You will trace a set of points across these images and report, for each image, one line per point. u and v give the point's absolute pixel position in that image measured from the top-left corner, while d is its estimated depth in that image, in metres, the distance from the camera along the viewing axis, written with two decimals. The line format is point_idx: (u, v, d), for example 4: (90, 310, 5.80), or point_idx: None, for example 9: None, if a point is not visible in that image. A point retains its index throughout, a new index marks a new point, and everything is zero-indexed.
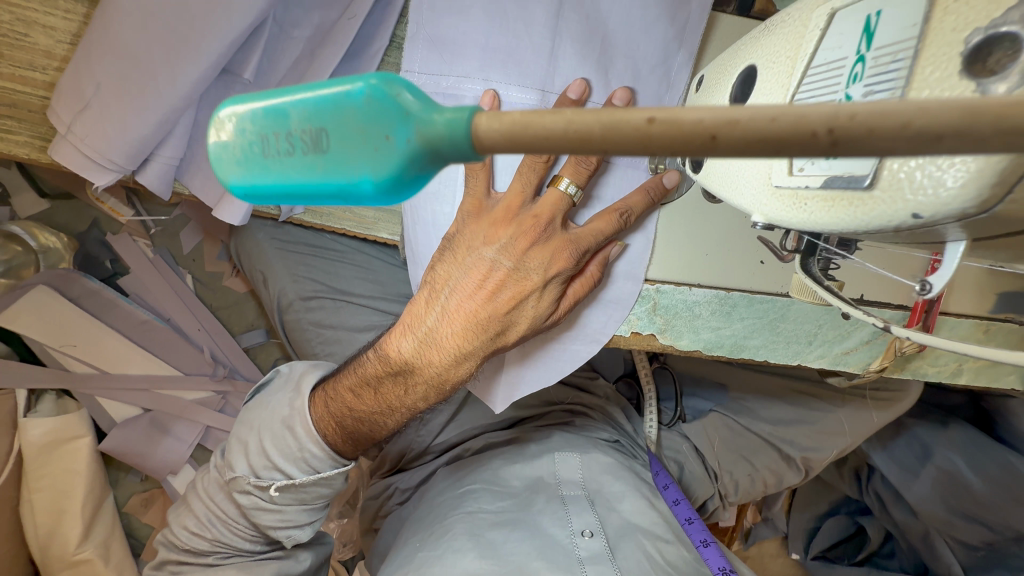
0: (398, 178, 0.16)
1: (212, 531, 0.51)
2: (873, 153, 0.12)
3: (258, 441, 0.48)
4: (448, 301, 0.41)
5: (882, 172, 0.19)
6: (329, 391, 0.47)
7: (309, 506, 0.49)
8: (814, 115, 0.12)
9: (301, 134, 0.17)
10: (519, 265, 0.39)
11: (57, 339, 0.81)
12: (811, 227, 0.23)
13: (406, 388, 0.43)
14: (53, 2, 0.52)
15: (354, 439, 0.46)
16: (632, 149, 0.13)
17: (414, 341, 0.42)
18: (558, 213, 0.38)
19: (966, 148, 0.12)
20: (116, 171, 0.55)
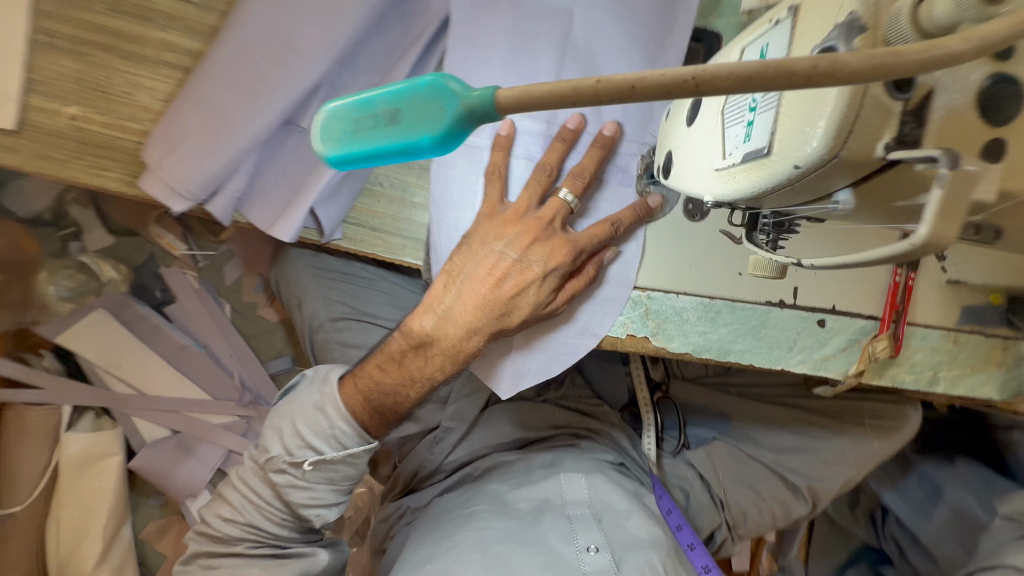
0: (447, 136, 0.25)
1: (245, 515, 0.56)
2: (713, 92, 0.20)
3: (291, 425, 0.54)
4: (462, 286, 0.50)
5: (774, 141, 0.26)
6: (359, 372, 0.54)
7: (336, 486, 0.56)
8: (686, 71, 0.20)
9: (384, 113, 0.26)
10: (523, 257, 0.49)
11: (105, 360, 0.88)
12: (744, 195, 0.30)
13: (425, 359, 0.52)
14: (156, 69, 0.65)
15: (377, 411, 0.54)
16: (588, 97, 0.22)
17: (434, 318, 0.51)
18: (559, 215, 0.50)
19: (767, 86, 0.19)
20: (190, 199, 0.66)
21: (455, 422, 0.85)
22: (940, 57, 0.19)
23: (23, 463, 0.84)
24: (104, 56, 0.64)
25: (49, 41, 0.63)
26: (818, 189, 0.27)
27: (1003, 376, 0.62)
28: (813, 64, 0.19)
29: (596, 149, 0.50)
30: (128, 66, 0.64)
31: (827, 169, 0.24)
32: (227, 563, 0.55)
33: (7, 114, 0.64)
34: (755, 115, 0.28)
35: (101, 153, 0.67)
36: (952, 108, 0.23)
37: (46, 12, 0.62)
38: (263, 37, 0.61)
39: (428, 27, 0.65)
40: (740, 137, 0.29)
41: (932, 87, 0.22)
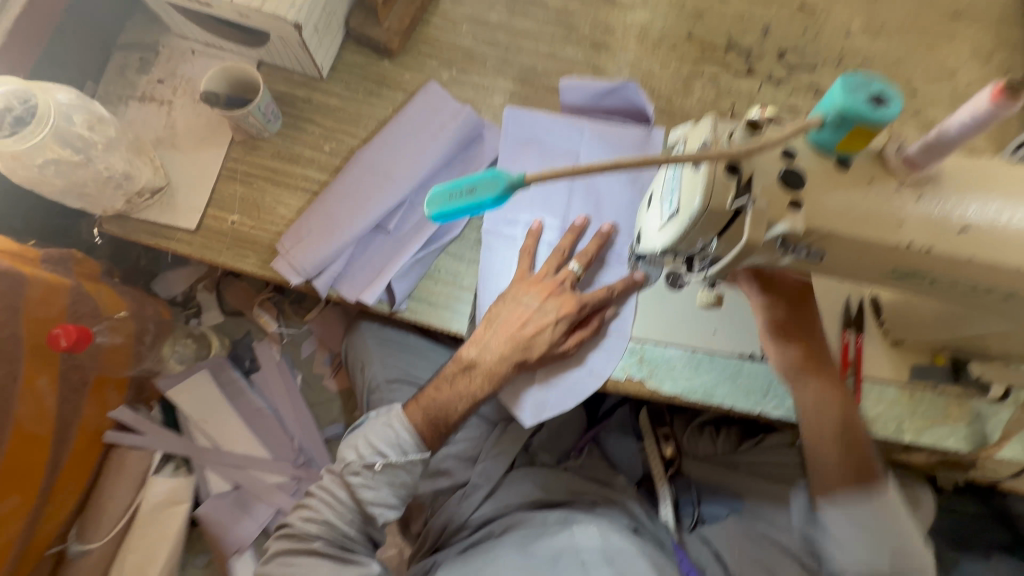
0: (501, 197, 0.47)
1: (323, 514, 0.71)
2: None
3: (365, 438, 0.73)
4: (499, 327, 0.71)
5: (681, 206, 0.47)
6: (424, 398, 0.74)
7: (394, 490, 0.72)
8: None
9: (467, 189, 0.47)
10: (541, 307, 0.70)
11: (198, 415, 1.07)
12: (674, 240, 0.49)
13: (469, 379, 0.72)
14: (296, 192, 0.96)
15: (432, 423, 0.73)
16: None
17: (477, 349, 0.71)
18: (569, 279, 0.71)
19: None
20: (303, 276, 0.90)
21: (483, 479, 0.95)
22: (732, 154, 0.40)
23: (111, 500, 0.98)
24: (263, 183, 0.96)
25: (229, 174, 0.96)
26: (713, 229, 0.46)
27: (964, 430, 0.72)
28: None
29: (597, 238, 0.72)
30: (279, 190, 0.96)
31: (707, 216, 0.44)
32: (305, 556, 0.68)
33: (192, 219, 0.94)
34: (673, 192, 0.48)
35: (246, 246, 0.93)
36: (767, 184, 0.43)
37: (234, 158, 0.97)
38: (372, 170, 0.94)
39: (480, 164, 0.95)
40: (667, 207, 0.50)
41: (752, 172, 0.43)
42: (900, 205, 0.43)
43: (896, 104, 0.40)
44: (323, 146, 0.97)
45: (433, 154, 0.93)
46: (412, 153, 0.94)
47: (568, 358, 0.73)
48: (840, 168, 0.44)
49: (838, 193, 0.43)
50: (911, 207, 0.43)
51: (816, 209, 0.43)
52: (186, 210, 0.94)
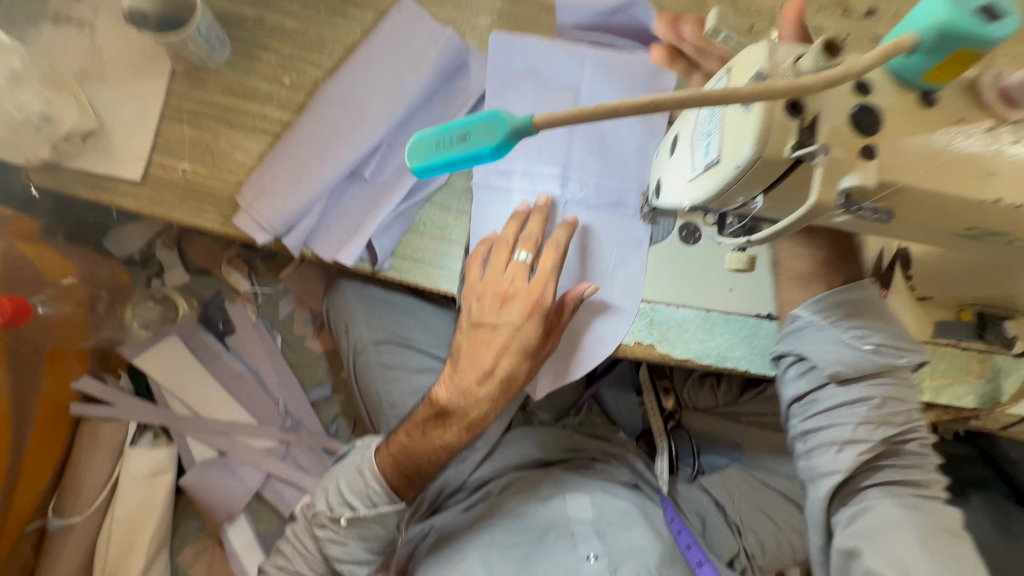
0: (500, 145, 0.36)
1: (296, 561, 0.79)
2: (663, 109, 0.31)
3: (335, 487, 0.77)
4: (462, 362, 0.69)
5: (723, 153, 0.38)
6: (394, 450, 0.73)
7: (363, 542, 0.76)
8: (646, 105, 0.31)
9: (459, 136, 0.38)
10: (501, 316, 0.66)
11: (172, 382, 1.00)
12: (709, 195, 0.41)
13: (443, 428, 0.71)
14: (254, 135, 0.83)
15: (402, 470, 0.72)
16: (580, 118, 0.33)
17: (448, 389, 0.70)
18: (517, 273, 0.64)
19: (695, 106, 0.31)
20: (271, 234, 0.80)
21: (481, 441, 0.90)
22: (801, 88, 0.31)
23: (89, 474, 0.93)
24: (215, 124, 0.83)
25: (174, 114, 0.83)
26: (761, 183, 0.37)
27: (982, 387, 0.69)
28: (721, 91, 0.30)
29: (536, 215, 0.65)
30: (234, 133, 0.83)
31: (757, 167, 0.35)
32: None
33: (136, 168, 0.81)
34: (711, 137, 0.39)
35: (203, 199, 0.82)
36: (836, 126, 0.34)
37: (177, 93, 0.83)
38: (341, 108, 0.81)
39: (467, 101, 0.83)
40: (702, 154, 0.41)
41: (819, 111, 0.34)
42: (993, 148, 0.35)
43: (1015, 18, 0.31)
44: (282, 78, 0.84)
45: (411, 89, 0.81)
46: (387, 88, 0.81)
47: (574, 346, 0.68)
48: (924, 104, 0.35)
49: (919, 137, 0.35)
50: (1005, 151, 0.35)
51: (892, 157, 0.35)
52: (129, 158, 0.81)
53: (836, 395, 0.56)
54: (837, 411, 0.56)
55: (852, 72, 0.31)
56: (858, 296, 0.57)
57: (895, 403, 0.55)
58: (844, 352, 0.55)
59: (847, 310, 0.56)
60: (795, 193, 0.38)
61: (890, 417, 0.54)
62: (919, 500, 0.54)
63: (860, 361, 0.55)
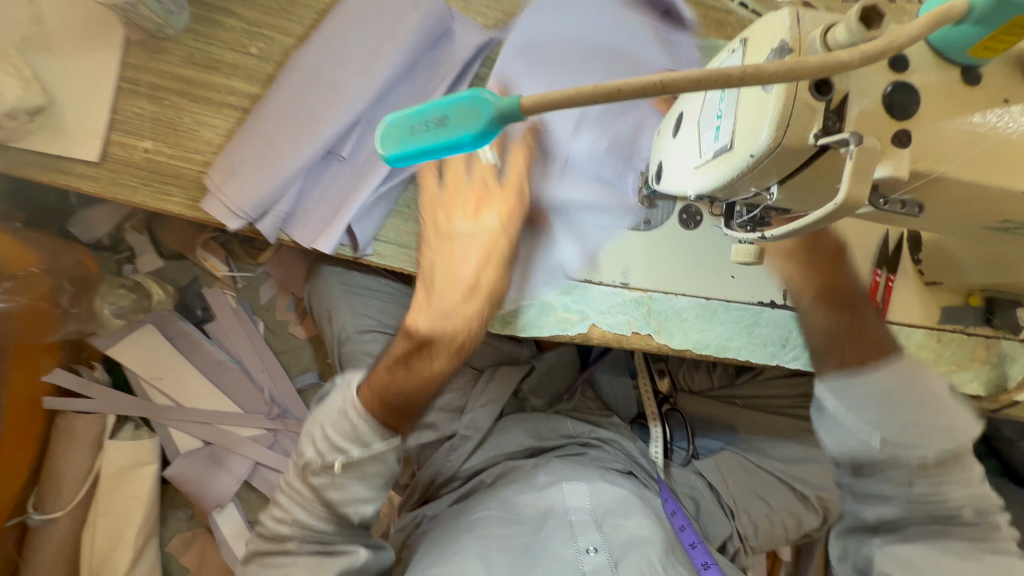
0: (483, 131, 0.32)
1: (292, 514, 0.61)
2: (673, 92, 0.26)
3: (321, 430, 0.60)
4: (442, 281, 0.61)
5: (735, 140, 0.33)
6: (379, 385, 0.60)
7: (368, 483, 0.60)
8: (651, 86, 0.26)
9: (436, 119, 0.33)
10: (475, 222, 0.59)
11: (150, 372, 0.96)
12: (718, 186, 0.36)
13: (429, 357, 0.63)
14: (220, 111, 0.77)
15: (393, 408, 0.60)
16: (573, 103, 0.28)
17: (427, 317, 0.62)
18: (486, 171, 0.59)
19: (711, 88, 0.26)
20: (244, 219, 0.75)
21: (471, 430, 0.89)
22: (836, 66, 0.26)
23: (68, 467, 0.90)
24: (177, 99, 0.76)
25: (131, 88, 0.76)
26: (777, 173, 0.33)
27: (988, 372, 0.67)
28: (741, 70, 0.25)
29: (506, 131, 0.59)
30: (199, 109, 0.77)
31: (774, 157, 0.31)
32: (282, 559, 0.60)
33: (92, 147, 0.75)
34: (721, 121, 0.35)
35: (169, 181, 0.76)
36: (865, 110, 0.30)
37: (132, 65, 0.76)
38: (314, 80, 0.75)
39: (451, 71, 0.77)
40: (711, 139, 0.36)
41: (847, 92, 0.30)
42: None
43: None
44: (248, 47, 0.77)
45: (389, 58, 0.74)
46: (363, 57, 0.74)
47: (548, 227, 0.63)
48: (966, 83, 0.31)
49: (959, 120, 0.31)
50: None
51: (928, 144, 0.31)
52: (83, 136, 0.75)
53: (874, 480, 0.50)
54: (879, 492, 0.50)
55: (894, 45, 0.26)
56: (880, 383, 0.49)
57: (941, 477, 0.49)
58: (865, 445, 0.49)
59: (870, 399, 0.49)
60: (815, 182, 0.34)
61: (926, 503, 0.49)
62: (975, 551, 0.48)
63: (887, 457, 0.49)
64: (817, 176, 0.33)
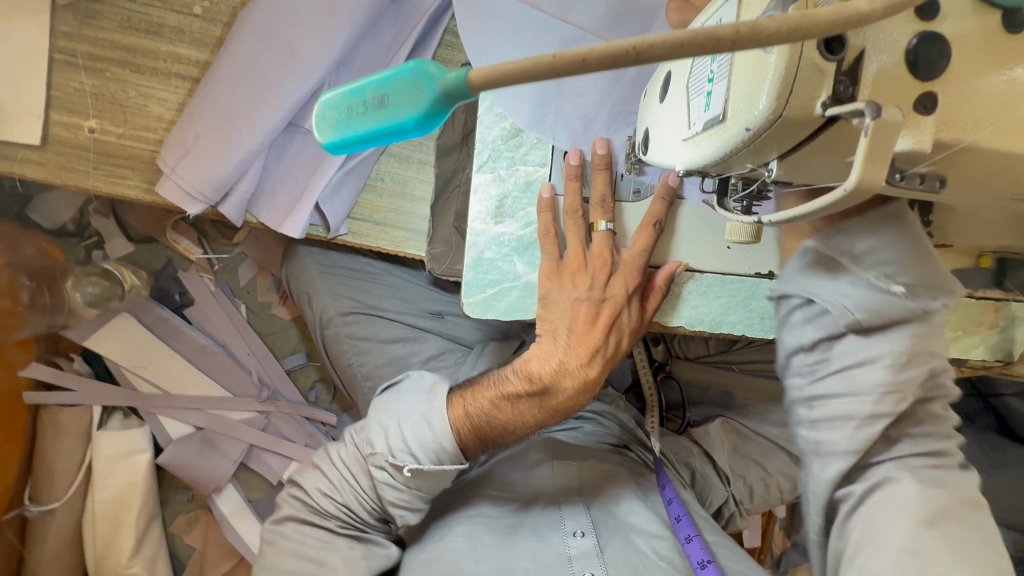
0: (429, 113, 0.27)
1: (342, 496, 0.62)
2: (650, 60, 0.21)
3: (397, 427, 0.58)
4: (568, 338, 0.56)
5: (728, 109, 0.28)
6: (481, 417, 0.57)
7: (420, 494, 0.59)
8: (623, 49, 0.21)
9: (374, 99, 0.28)
10: (604, 294, 0.56)
11: (132, 360, 0.94)
12: (708, 161, 0.32)
13: (541, 404, 0.57)
14: (168, 82, 0.70)
15: (485, 440, 0.58)
16: (530, 74, 0.23)
17: (549, 368, 0.56)
18: (606, 246, 0.56)
19: (695, 54, 0.21)
20: (204, 202, 0.70)
21: None
22: (853, 19, 0.20)
23: (59, 460, 0.89)
24: (119, 71, 0.69)
25: (67, 60, 0.69)
26: (774, 147, 0.28)
27: (995, 337, 0.64)
28: (734, 28, 0.20)
29: (602, 171, 0.56)
30: (145, 81, 0.70)
31: (774, 130, 0.27)
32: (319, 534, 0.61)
33: (32, 128, 0.69)
34: (712, 86, 0.30)
35: (121, 163, 0.70)
36: (884, 68, 0.25)
37: (65, 33, 0.68)
38: (264, 41, 0.67)
39: (418, 23, 0.71)
40: (702, 107, 0.31)
41: (864, 47, 0.25)
42: None
43: None
44: (192, 7, 0.69)
45: (348, 14, 0.67)
46: (317, 13, 0.66)
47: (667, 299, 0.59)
48: (1008, 28, 0.26)
49: (997, 74, 0.26)
50: None
51: (957, 106, 0.26)
52: (21, 117, 0.68)
53: (847, 346, 0.43)
54: (851, 372, 0.43)
55: None
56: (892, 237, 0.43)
57: (918, 363, 0.42)
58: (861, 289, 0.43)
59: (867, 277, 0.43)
60: (820, 155, 0.29)
61: (908, 383, 0.42)
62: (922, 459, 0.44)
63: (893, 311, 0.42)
64: (819, 151, 0.28)
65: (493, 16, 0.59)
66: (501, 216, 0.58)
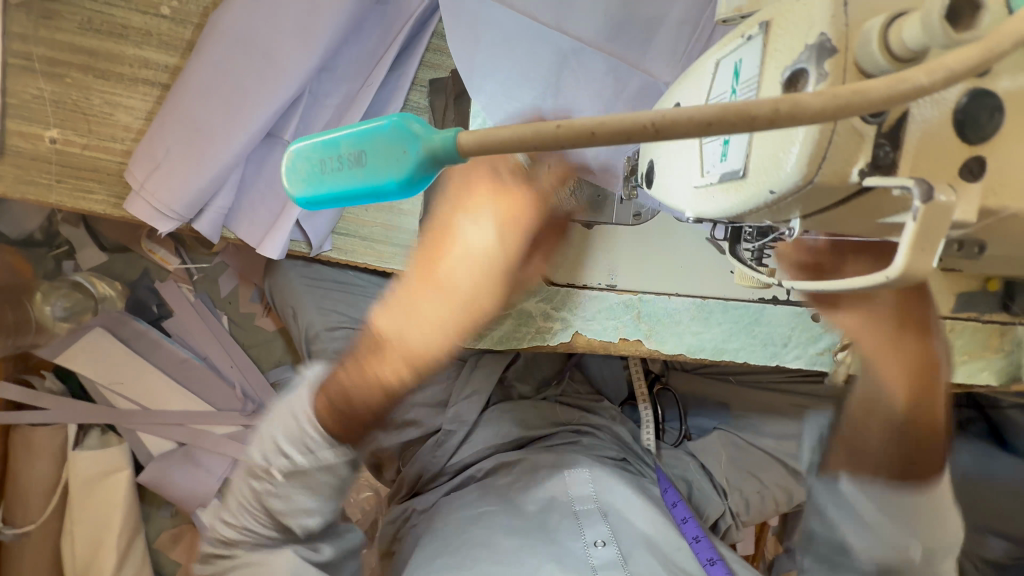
0: (412, 177, 0.23)
1: (240, 517, 0.54)
2: (672, 137, 0.18)
3: (270, 429, 0.52)
4: (415, 275, 0.44)
5: (750, 165, 0.25)
6: (331, 387, 0.48)
7: (312, 493, 0.52)
8: (641, 120, 0.18)
9: (349, 155, 0.24)
10: (470, 219, 0.41)
11: (107, 376, 0.90)
12: (723, 215, 0.29)
13: (380, 361, 0.46)
14: (136, 88, 0.65)
15: (345, 416, 0.48)
16: (532, 143, 0.20)
17: (392, 314, 0.45)
18: (503, 173, 0.41)
19: (727, 132, 0.18)
20: (176, 219, 0.65)
21: (457, 424, 0.85)
22: (909, 93, 0.17)
23: (33, 480, 0.86)
24: (81, 76, 0.64)
25: (23, 65, 0.63)
26: (797, 211, 0.26)
27: (1001, 361, 0.63)
28: (773, 106, 0.17)
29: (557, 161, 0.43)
30: (110, 87, 0.65)
31: (801, 195, 0.24)
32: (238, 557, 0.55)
33: None
34: (730, 135, 0.27)
35: (87, 176, 0.66)
36: (927, 128, 0.22)
37: (19, 35, 0.63)
38: (235, 44, 0.62)
39: (405, 26, 0.67)
40: (717, 156, 0.28)
41: (908, 107, 0.22)
42: None
43: None
44: (159, 7, 0.64)
45: (329, 17, 0.62)
46: (295, 15, 0.62)
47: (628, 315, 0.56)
48: None
49: None
50: None
51: (1007, 170, 0.23)
52: None
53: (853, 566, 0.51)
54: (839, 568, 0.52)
55: (997, 51, 0.18)
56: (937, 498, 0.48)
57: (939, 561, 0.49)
58: (877, 544, 0.50)
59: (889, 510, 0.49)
60: (851, 220, 0.26)
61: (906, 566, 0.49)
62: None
63: (903, 563, 0.49)
64: (848, 217, 0.26)
65: (487, 25, 0.55)
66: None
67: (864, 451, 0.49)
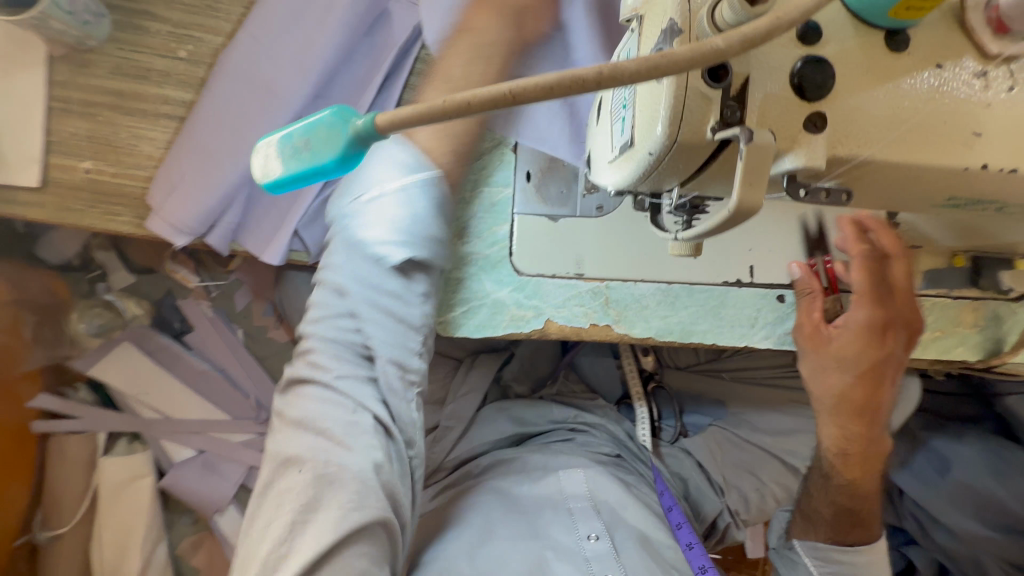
0: (346, 154, 0.29)
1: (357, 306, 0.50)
2: (526, 102, 0.23)
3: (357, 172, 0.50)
4: None
5: (634, 134, 0.30)
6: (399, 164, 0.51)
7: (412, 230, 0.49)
8: (501, 94, 0.23)
9: (300, 143, 0.30)
10: None
11: (134, 389, 0.97)
12: (629, 184, 0.33)
13: None
14: (156, 122, 0.74)
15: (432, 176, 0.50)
16: (428, 119, 0.25)
17: None
18: None
19: (567, 94, 0.22)
20: (190, 234, 0.73)
21: (454, 420, 0.90)
22: (711, 55, 0.22)
23: (68, 485, 0.93)
24: (111, 114, 0.73)
25: (63, 106, 0.73)
26: (674, 169, 0.30)
27: (976, 337, 0.63)
28: (597, 70, 0.21)
29: None
30: (135, 122, 0.74)
31: (673, 154, 0.28)
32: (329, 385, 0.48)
33: (32, 173, 0.72)
34: (624, 111, 0.31)
35: (114, 201, 0.74)
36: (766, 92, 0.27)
37: (60, 83, 0.72)
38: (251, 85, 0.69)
39: (390, 54, 0.73)
40: (619, 130, 0.32)
41: (748, 75, 0.27)
42: (980, 101, 0.30)
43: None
44: (177, 51, 0.73)
45: (322, 50, 0.70)
46: (293, 52, 0.71)
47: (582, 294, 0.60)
48: (893, 47, 0.29)
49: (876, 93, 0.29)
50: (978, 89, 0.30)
51: (848, 121, 0.29)
52: (21, 163, 0.72)
53: None
54: None
55: (786, 19, 0.22)
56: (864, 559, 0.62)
57: None
58: None
59: (841, 565, 0.62)
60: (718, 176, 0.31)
61: None
62: None
63: None
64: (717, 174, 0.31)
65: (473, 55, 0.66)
66: (467, 236, 0.60)
67: (812, 516, 0.64)
